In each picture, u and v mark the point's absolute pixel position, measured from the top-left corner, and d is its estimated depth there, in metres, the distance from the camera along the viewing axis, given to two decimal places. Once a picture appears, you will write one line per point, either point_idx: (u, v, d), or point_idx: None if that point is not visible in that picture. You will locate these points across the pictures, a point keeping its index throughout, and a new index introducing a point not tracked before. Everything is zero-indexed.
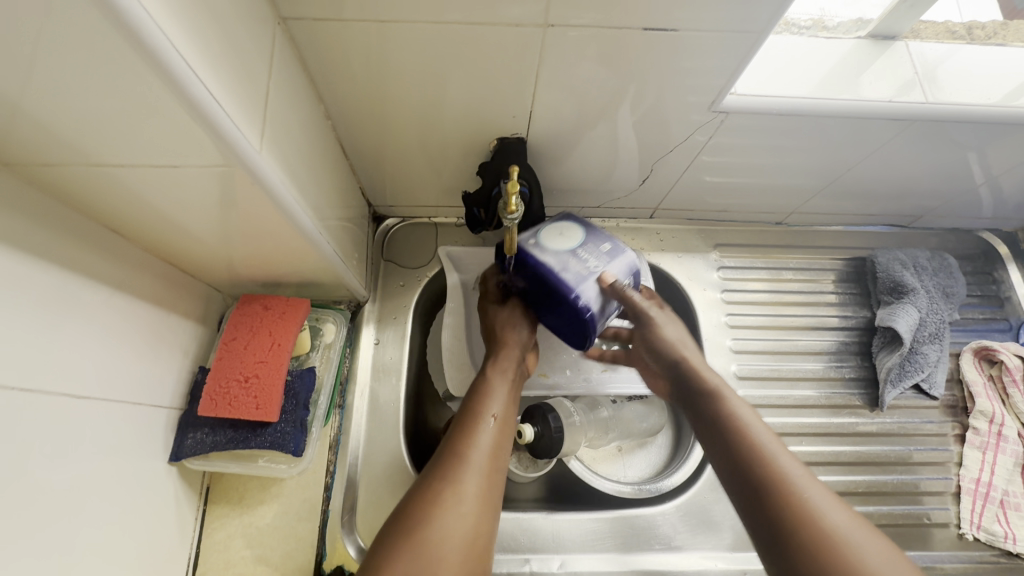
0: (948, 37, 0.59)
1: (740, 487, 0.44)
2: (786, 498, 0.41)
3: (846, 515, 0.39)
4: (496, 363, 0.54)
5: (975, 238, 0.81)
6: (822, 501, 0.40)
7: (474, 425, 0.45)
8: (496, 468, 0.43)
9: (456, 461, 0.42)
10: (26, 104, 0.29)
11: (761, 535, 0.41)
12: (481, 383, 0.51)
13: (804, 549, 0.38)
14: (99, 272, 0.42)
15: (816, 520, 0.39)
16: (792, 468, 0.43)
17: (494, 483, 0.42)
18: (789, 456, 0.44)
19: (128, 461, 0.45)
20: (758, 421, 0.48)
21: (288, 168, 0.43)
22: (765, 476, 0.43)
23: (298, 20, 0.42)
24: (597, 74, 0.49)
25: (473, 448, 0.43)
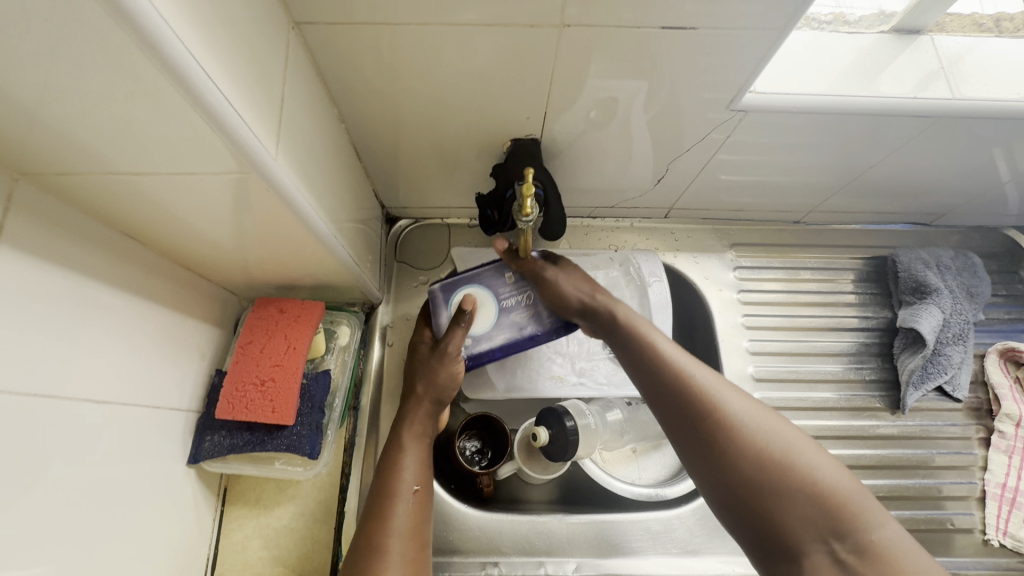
0: (976, 30, 0.57)
1: (656, 398, 0.49)
2: (698, 400, 0.46)
3: (744, 400, 0.45)
4: (407, 428, 0.53)
5: (1001, 235, 0.78)
6: (723, 394, 0.46)
7: (388, 510, 0.46)
8: (418, 545, 0.45)
9: (375, 555, 0.42)
10: (48, 116, 0.29)
11: (681, 434, 0.46)
12: (389, 455, 0.51)
13: (718, 441, 0.43)
14: (119, 278, 0.43)
15: (722, 412, 0.44)
16: (695, 372, 0.48)
17: (418, 562, 0.44)
18: (694, 361, 0.50)
19: (147, 464, 0.46)
20: (664, 337, 0.53)
21: (303, 173, 0.43)
22: (676, 384, 0.47)
23: (311, 25, 0.42)
24: (612, 73, 0.49)
25: (388, 535, 0.44)
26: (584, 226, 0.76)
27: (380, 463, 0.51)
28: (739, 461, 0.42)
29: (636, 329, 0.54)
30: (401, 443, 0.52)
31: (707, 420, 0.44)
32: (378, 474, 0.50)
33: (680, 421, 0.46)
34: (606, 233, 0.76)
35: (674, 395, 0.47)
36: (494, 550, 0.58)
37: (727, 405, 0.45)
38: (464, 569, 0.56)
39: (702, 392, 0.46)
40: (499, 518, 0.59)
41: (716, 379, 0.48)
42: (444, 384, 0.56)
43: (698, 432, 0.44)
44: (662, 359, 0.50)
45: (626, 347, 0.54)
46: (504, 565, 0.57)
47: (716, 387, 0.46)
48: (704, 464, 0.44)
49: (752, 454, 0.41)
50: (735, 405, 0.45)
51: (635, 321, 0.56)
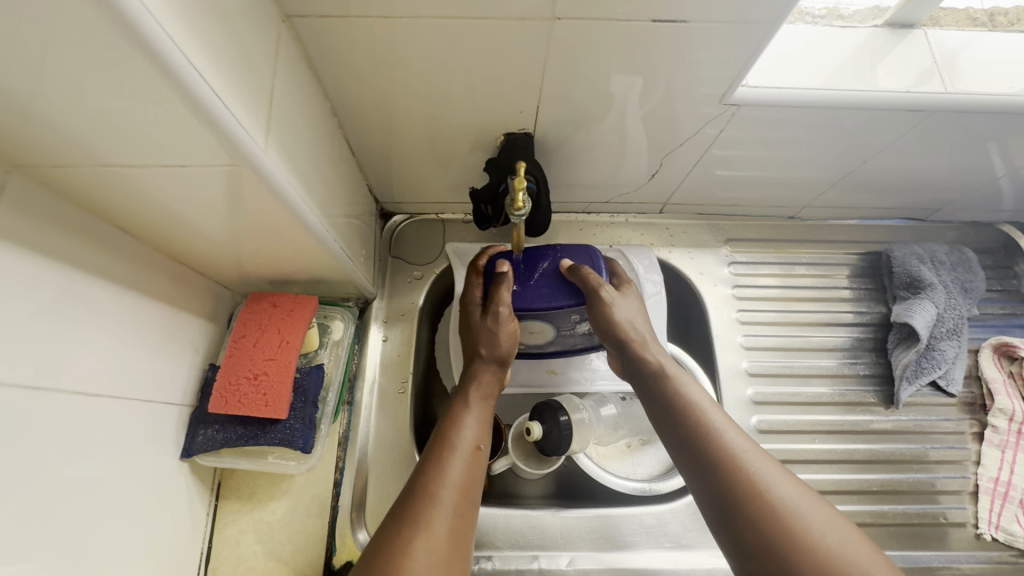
0: (969, 24, 0.57)
1: (695, 472, 0.45)
2: (744, 483, 0.41)
3: (795, 489, 0.41)
4: (473, 389, 0.54)
5: (996, 231, 0.78)
6: (772, 478, 0.42)
7: (445, 460, 0.45)
8: (468, 502, 0.43)
9: (426, 499, 0.41)
10: (34, 106, 0.29)
11: (721, 517, 0.42)
12: (454, 412, 0.51)
13: (767, 532, 0.39)
14: (111, 272, 0.43)
15: (772, 501, 0.40)
16: (742, 447, 0.44)
17: (466, 518, 0.42)
18: (738, 433, 0.46)
19: (140, 459, 0.46)
20: (706, 399, 0.49)
21: (295, 166, 0.43)
22: (720, 458, 0.43)
23: (303, 18, 0.42)
24: (605, 68, 0.49)
25: (443, 484, 0.42)
26: (578, 221, 0.76)
27: (444, 417, 0.50)
28: (790, 560, 0.37)
29: (676, 387, 0.50)
30: (467, 401, 0.52)
31: (754, 507, 0.40)
32: (438, 429, 0.49)
33: (722, 504, 0.42)
34: (601, 229, 0.76)
35: (716, 473, 0.43)
36: (488, 545, 0.58)
37: (776, 492, 0.41)
38: None
39: (748, 473, 0.42)
40: (493, 513, 0.59)
41: (763, 458, 0.44)
42: (505, 347, 0.56)
43: (743, 522, 0.40)
44: (703, 427, 0.46)
45: (661, 409, 0.50)
46: (498, 559, 0.57)
47: (764, 469, 0.42)
48: (747, 555, 0.39)
49: (804, 553, 0.37)
50: (786, 494, 0.40)
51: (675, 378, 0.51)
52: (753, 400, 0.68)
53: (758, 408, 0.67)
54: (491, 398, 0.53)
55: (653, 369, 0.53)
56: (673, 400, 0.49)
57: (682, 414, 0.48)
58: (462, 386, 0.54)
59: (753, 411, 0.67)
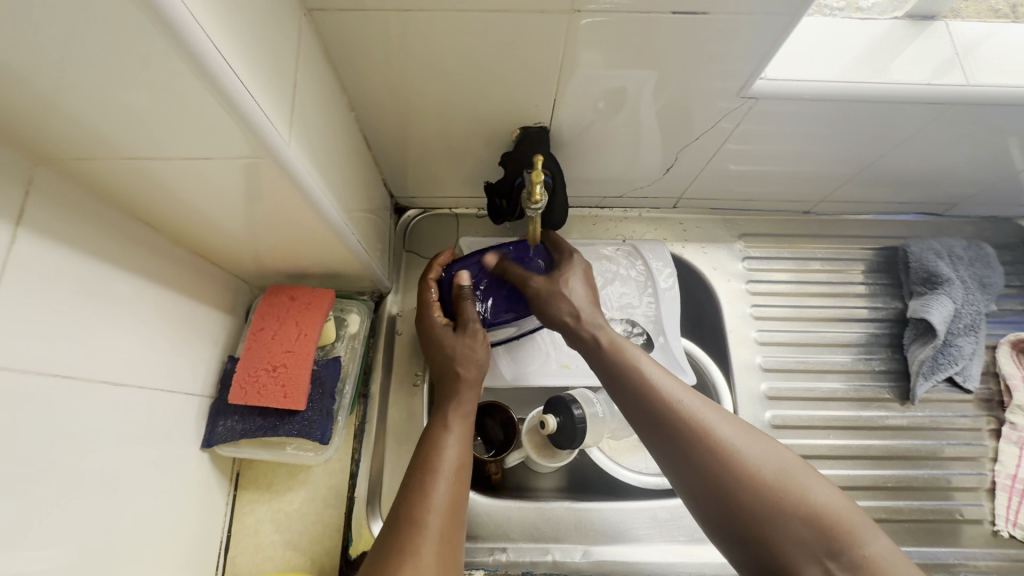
0: (991, 16, 0.56)
1: (645, 427, 0.46)
2: (686, 430, 0.43)
3: (735, 426, 0.43)
4: (452, 407, 0.52)
5: (1014, 226, 0.78)
6: (713, 419, 0.43)
7: (428, 485, 0.43)
8: (454, 524, 0.42)
9: (412, 528, 0.40)
10: (65, 99, 0.29)
11: (673, 468, 0.43)
12: (434, 430, 0.49)
13: (715, 473, 0.41)
14: (133, 263, 0.43)
15: (714, 442, 0.42)
16: (682, 397, 0.45)
17: (453, 540, 0.41)
18: (677, 382, 0.47)
19: (162, 448, 0.47)
20: (646, 357, 0.50)
21: (314, 159, 0.43)
22: (664, 411, 0.45)
23: (323, 12, 0.42)
24: (621, 61, 0.48)
25: (428, 510, 0.42)
26: (591, 216, 0.76)
27: (422, 437, 0.49)
28: (739, 495, 0.39)
29: (621, 350, 0.51)
30: (446, 419, 0.50)
31: (700, 451, 0.42)
32: (418, 450, 0.48)
33: (671, 453, 0.43)
34: (613, 224, 0.76)
35: (663, 424, 0.44)
36: (503, 536, 0.58)
37: (719, 431, 0.42)
38: (472, 554, 0.57)
39: (690, 417, 0.43)
40: (507, 506, 0.60)
41: (703, 402, 0.45)
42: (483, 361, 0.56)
43: (690, 466, 0.42)
44: (646, 384, 0.47)
45: (609, 371, 0.51)
46: (512, 551, 0.57)
47: (703, 411, 0.44)
48: (700, 496, 0.41)
49: (747, 483, 0.39)
50: (727, 431, 0.42)
51: (617, 340, 0.53)
52: (767, 395, 0.68)
53: (772, 403, 0.67)
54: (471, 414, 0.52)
55: (597, 336, 0.54)
56: (620, 360, 0.50)
57: (627, 373, 0.49)
58: (442, 404, 0.53)
59: (767, 406, 0.67)
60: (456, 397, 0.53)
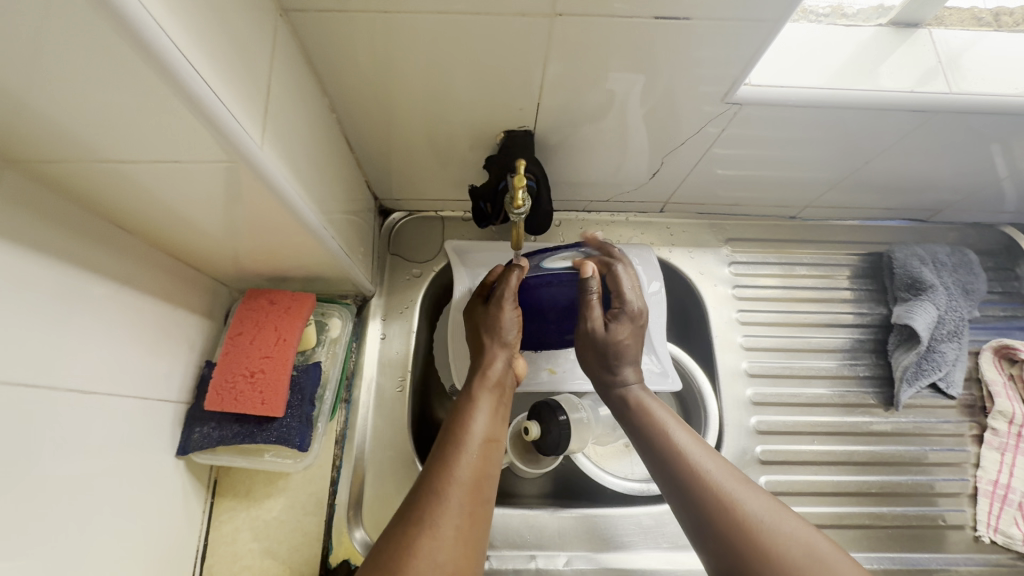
0: (974, 24, 0.56)
1: (671, 495, 0.46)
2: (713, 499, 0.42)
3: (765, 502, 0.42)
4: (479, 381, 0.52)
5: (997, 232, 0.78)
6: (741, 493, 0.42)
7: (455, 456, 0.43)
8: (479, 497, 0.41)
9: (433, 496, 0.40)
10: (26, 102, 0.28)
11: (696, 537, 0.42)
12: (464, 403, 0.50)
13: (739, 546, 0.39)
14: (105, 268, 0.42)
15: (740, 514, 0.41)
16: (712, 468, 0.45)
17: (477, 513, 0.40)
18: (707, 453, 0.47)
19: (136, 457, 0.45)
20: (679, 425, 0.51)
21: (291, 162, 0.42)
22: (690, 478, 0.45)
23: (301, 12, 0.42)
24: (606, 66, 0.48)
25: (450, 482, 0.41)
26: (578, 220, 0.75)
27: (451, 413, 0.49)
28: (761, 571, 0.37)
29: (652, 414, 0.52)
30: (473, 394, 0.51)
31: (724, 520, 0.41)
32: (447, 422, 0.48)
33: (696, 523, 0.43)
34: (600, 227, 0.75)
35: (688, 492, 0.44)
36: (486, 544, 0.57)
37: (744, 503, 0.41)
38: None
39: (715, 486, 0.43)
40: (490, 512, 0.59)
41: (733, 476, 0.44)
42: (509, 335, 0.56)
43: (712, 536, 0.41)
44: (674, 451, 0.47)
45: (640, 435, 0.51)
46: (495, 559, 0.57)
47: (731, 483, 0.43)
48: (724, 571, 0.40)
49: (769, 557, 0.37)
50: (753, 503, 0.41)
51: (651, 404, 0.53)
52: (752, 400, 0.67)
53: (757, 409, 0.67)
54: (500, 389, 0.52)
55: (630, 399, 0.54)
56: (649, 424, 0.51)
57: (656, 439, 0.50)
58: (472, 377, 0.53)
59: (752, 411, 0.67)
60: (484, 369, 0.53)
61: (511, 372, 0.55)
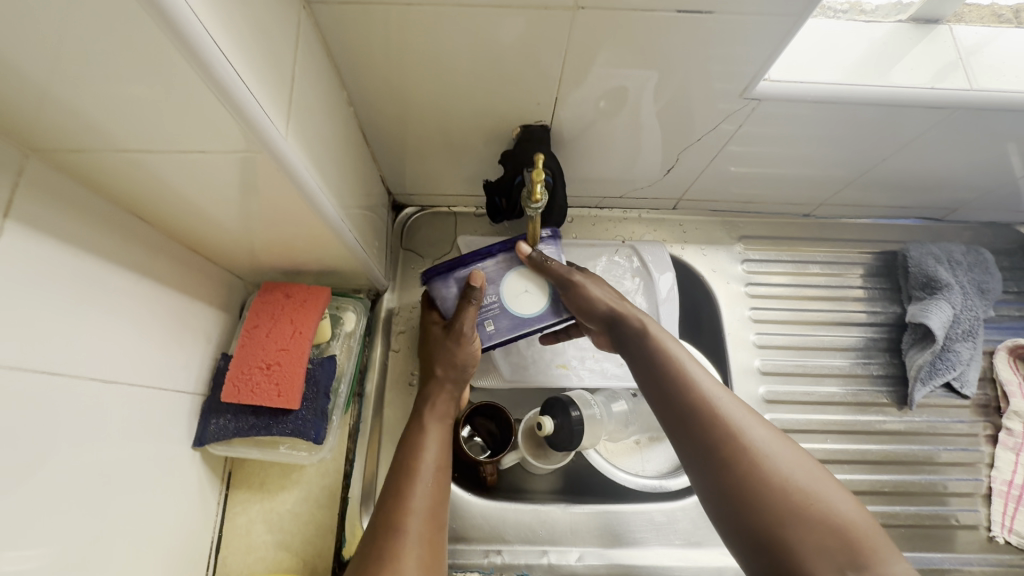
0: (994, 21, 0.56)
1: (670, 418, 0.46)
2: (719, 427, 0.43)
3: (768, 434, 0.42)
4: (428, 412, 0.52)
5: (1012, 232, 0.78)
6: (746, 422, 0.43)
7: (408, 489, 0.45)
8: (434, 526, 0.44)
9: (390, 533, 0.41)
10: (54, 89, 0.28)
11: (695, 462, 0.43)
12: (412, 433, 0.50)
13: (742, 471, 0.40)
14: (126, 258, 0.43)
15: (746, 445, 0.41)
16: (720, 397, 0.45)
17: (435, 541, 0.43)
18: (714, 382, 0.46)
19: (152, 448, 0.46)
20: (684, 352, 0.49)
21: (311, 154, 0.42)
22: (698, 406, 0.44)
23: (324, 4, 0.42)
24: (624, 61, 0.48)
25: (406, 515, 0.43)
26: (591, 216, 0.75)
27: (401, 445, 0.50)
28: (762, 494, 0.39)
29: (659, 341, 0.50)
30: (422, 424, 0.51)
31: (729, 446, 0.42)
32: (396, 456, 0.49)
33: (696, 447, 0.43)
34: (613, 224, 0.75)
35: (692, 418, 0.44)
36: (498, 539, 0.58)
37: (751, 434, 0.42)
38: (467, 556, 0.56)
39: (722, 416, 0.43)
40: (502, 507, 0.59)
41: (738, 403, 0.45)
42: (464, 369, 0.54)
43: (713, 460, 0.42)
44: (682, 377, 0.46)
45: (642, 356, 0.50)
46: (507, 553, 0.57)
47: (738, 413, 0.43)
48: (722, 492, 0.41)
49: (771, 483, 0.39)
50: (758, 435, 0.42)
51: (655, 329, 0.52)
52: (765, 398, 0.67)
53: (769, 407, 0.67)
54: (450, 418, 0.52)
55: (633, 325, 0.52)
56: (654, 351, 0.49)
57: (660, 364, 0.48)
58: (418, 405, 0.53)
59: (765, 409, 0.67)
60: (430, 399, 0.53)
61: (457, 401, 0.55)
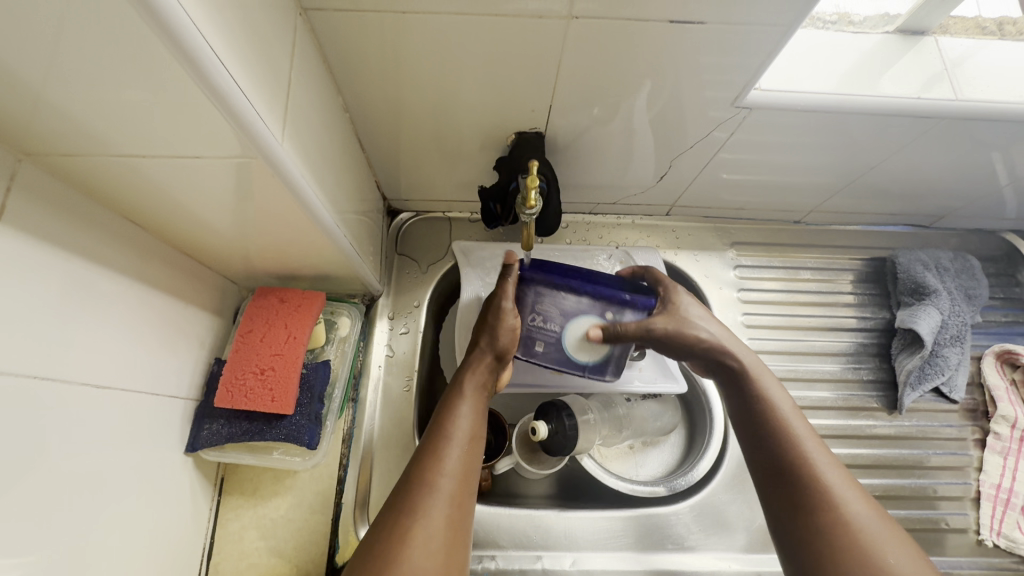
0: (978, 32, 0.57)
1: (767, 473, 0.47)
2: (816, 491, 0.44)
3: (870, 510, 0.42)
4: (466, 379, 0.52)
5: (998, 239, 0.79)
6: (846, 494, 0.43)
7: (440, 450, 0.44)
8: (465, 490, 0.43)
9: (420, 491, 0.41)
10: (51, 95, 0.29)
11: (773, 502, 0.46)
12: (451, 397, 0.50)
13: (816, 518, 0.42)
14: (119, 262, 0.42)
15: (844, 517, 0.42)
16: (822, 463, 0.45)
17: (465, 505, 0.42)
18: (820, 447, 0.47)
19: (144, 453, 0.45)
20: (792, 410, 0.50)
21: (307, 159, 0.42)
22: (792, 461, 0.46)
23: (319, 11, 0.42)
24: (616, 69, 0.49)
25: (440, 473, 0.42)
26: (585, 222, 0.76)
27: (439, 405, 0.49)
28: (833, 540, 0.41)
29: (763, 388, 0.52)
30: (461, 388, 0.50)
31: (809, 494, 0.44)
32: (435, 415, 0.48)
33: (789, 506, 0.45)
34: (607, 230, 0.76)
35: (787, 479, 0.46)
36: (492, 544, 0.57)
37: (848, 507, 0.42)
38: None
39: (819, 482, 0.44)
40: (496, 513, 0.59)
41: (834, 465, 0.46)
42: (505, 342, 0.54)
43: (806, 524, 0.43)
44: (784, 436, 0.48)
45: (741, 408, 0.52)
46: (500, 559, 0.57)
47: (840, 481, 0.44)
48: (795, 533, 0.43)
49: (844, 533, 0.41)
50: (856, 510, 0.42)
51: (765, 382, 0.52)
52: None
53: None
54: (486, 387, 0.52)
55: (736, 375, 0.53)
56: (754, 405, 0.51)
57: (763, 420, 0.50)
58: (459, 372, 0.53)
59: None
60: (471, 365, 0.53)
61: (498, 377, 0.54)
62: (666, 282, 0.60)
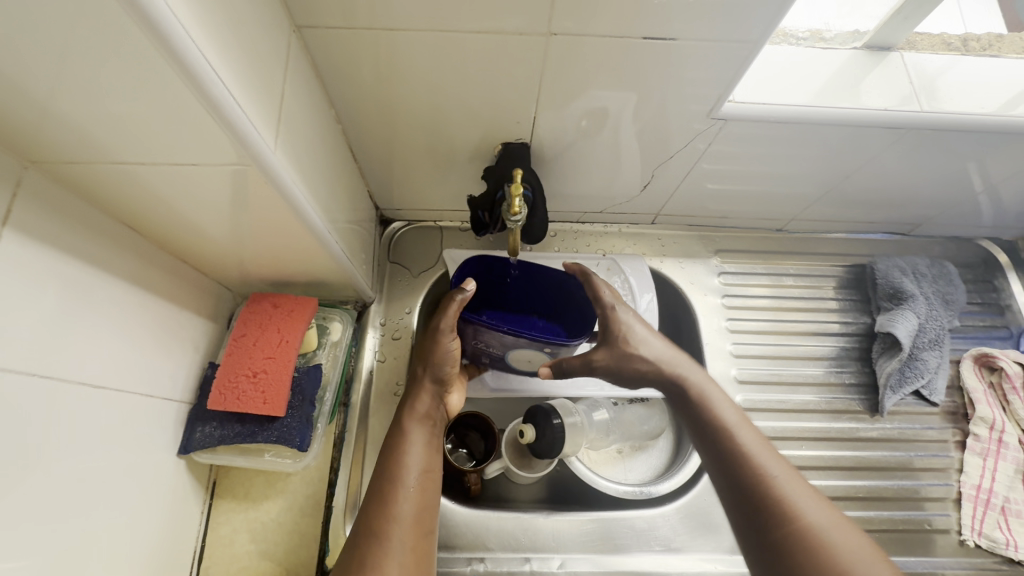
0: (944, 49, 0.60)
1: (731, 488, 0.49)
2: (773, 496, 0.46)
3: (829, 514, 0.45)
4: (408, 413, 0.54)
5: (975, 246, 0.81)
6: (803, 500, 0.46)
7: (392, 497, 0.47)
8: (420, 532, 0.46)
9: (376, 540, 0.44)
10: (55, 104, 0.30)
11: (737, 509, 0.48)
12: (395, 437, 0.52)
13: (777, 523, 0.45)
14: (116, 267, 0.44)
15: (806, 525, 0.44)
16: (776, 469, 0.48)
17: (420, 547, 0.45)
18: (771, 452, 0.50)
19: (137, 453, 0.46)
20: (742, 419, 0.53)
21: (300, 168, 0.44)
22: (748, 469, 0.48)
23: (312, 28, 0.44)
24: (595, 83, 0.51)
25: (391, 522, 0.45)
26: (572, 231, 0.78)
27: (385, 447, 0.52)
28: (792, 546, 0.43)
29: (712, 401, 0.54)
30: (404, 427, 0.52)
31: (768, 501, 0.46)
32: (383, 457, 0.51)
33: (753, 516, 0.46)
34: (594, 238, 0.78)
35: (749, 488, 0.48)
36: (481, 547, 0.58)
37: (809, 511, 0.45)
38: (450, 565, 0.57)
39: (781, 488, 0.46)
40: (485, 516, 0.60)
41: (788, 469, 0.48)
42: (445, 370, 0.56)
43: (770, 531, 0.45)
44: (739, 447, 0.50)
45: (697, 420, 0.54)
46: (489, 562, 0.57)
47: (793, 486, 0.47)
48: (760, 539, 0.45)
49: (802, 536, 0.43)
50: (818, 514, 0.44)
51: (715, 395, 0.55)
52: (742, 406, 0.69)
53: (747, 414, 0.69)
54: (432, 419, 0.54)
55: (691, 391, 0.56)
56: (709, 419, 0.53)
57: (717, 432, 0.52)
58: (402, 409, 0.55)
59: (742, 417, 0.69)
60: (413, 400, 0.55)
61: (440, 402, 0.56)
62: (604, 302, 0.59)
